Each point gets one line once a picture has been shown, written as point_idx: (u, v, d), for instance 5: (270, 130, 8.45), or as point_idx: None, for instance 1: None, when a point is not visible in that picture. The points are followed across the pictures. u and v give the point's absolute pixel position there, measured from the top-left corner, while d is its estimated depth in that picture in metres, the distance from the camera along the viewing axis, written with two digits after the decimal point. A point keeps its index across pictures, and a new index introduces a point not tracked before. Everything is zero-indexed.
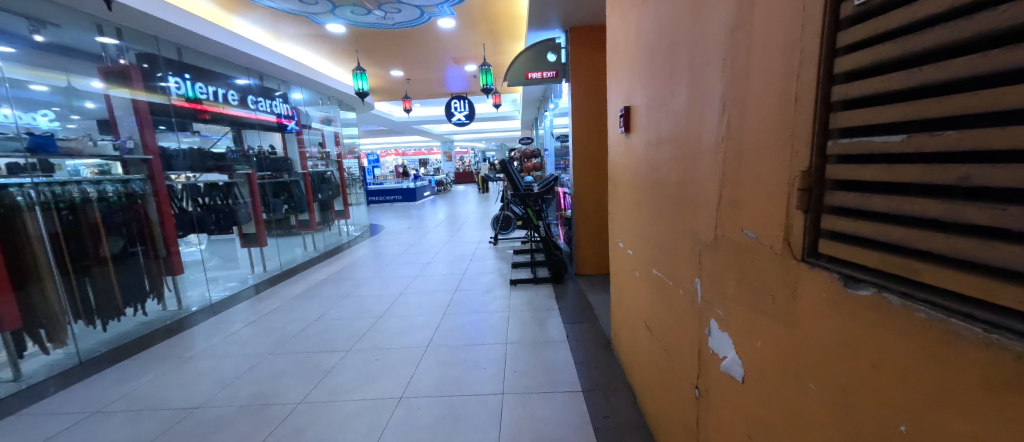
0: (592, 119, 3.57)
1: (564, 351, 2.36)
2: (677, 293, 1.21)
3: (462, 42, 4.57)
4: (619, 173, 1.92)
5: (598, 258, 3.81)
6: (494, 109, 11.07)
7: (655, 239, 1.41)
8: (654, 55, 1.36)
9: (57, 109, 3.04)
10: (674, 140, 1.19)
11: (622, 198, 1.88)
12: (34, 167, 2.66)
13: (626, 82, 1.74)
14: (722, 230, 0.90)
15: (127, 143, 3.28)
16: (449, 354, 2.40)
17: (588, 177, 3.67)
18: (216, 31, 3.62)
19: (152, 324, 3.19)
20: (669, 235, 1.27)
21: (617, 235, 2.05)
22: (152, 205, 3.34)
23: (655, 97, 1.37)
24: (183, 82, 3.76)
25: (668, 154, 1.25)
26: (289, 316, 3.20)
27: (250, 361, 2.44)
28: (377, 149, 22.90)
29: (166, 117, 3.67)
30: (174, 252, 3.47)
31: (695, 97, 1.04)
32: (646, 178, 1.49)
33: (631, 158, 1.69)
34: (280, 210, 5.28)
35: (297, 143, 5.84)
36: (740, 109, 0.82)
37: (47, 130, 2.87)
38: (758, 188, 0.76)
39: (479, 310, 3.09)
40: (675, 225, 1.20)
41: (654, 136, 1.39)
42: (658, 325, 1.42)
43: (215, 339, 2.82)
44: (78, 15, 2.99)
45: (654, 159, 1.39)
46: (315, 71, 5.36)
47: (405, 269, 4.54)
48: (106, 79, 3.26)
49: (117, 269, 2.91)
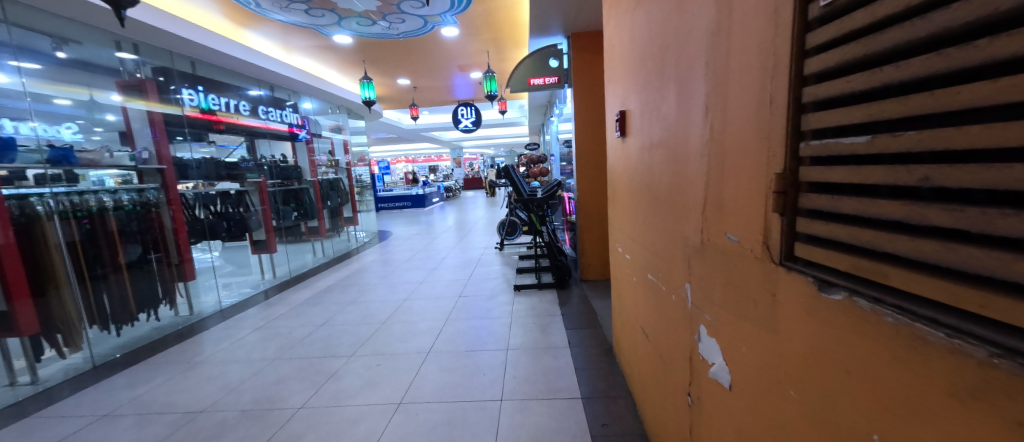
0: (596, 124, 3.57)
1: (566, 357, 2.34)
2: (670, 299, 1.20)
3: (466, 51, 4.64)
4: (617, 179, 1.91)
5: (603, 263, 3.79)
6: (501, 116, 11.14)
7: (650, 244, 1.40)
8: (645, 59, 1.36)
9: (80, 122, 3.14)
10: (664, 143, 1.19)
11: (621, 203, 1.87)
12: (58, 178, 2.77)
13: (622, 88, 1.74)
14: (708, 234, 0.89)
15: (142, 154, 3.37)
16: (451, 359, 2.41)
17: (592, 182, 3.66)
18: (228, 44, 3.73)
19: (165, 328, 3.27)
20: (661, 240, 1.26)
21: (616, 240, 2.04)
22: (166, 213, 3.44)
23: (647, 103, 1.37)
24: (196, 93, 3.91)
25: (659, 158, 1.25)
26: (296, 321, 3.25)
27: (255, 366, 2.48)
28: (387, 156, 23.31)
29: (180, 128, 3.82)
30: (187, 259, 3.53)
31: (682, 101, 1.03)
32: (641, 183, 1.48)
33: (627, 162, 1.68)
34: (290, 217, 5.40)
35: (307, 152, 5.99)
36: (721, 111, 0.81)
37: (70, 143, 3.00)
38: (737, 191, 0.76)
39: (483, 316, 3.09)
40: (666, 229, 1.20)
41: (646, 140, 1.39)
42: (654, 330, 1.40)
43: (223, 344, 2.88)
44: (98, 32, 3.13)
45: (648, 164, 1.39)
46: (325, 82, 5.49)
47: (411, 275, 4.58)
48: (124, 92, 3.37)
49: (131, 276, 3.01)
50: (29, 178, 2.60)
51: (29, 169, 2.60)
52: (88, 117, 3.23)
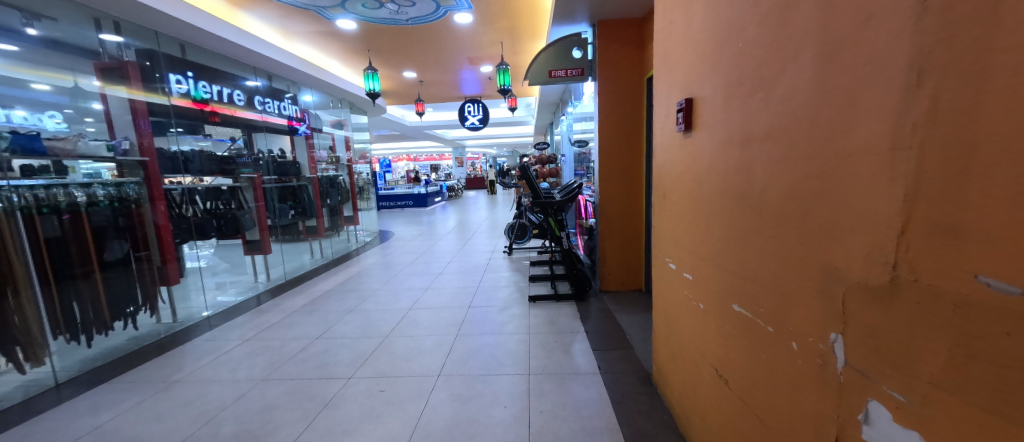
0: (621, 120, 3.27)
1: (597, 386, 2.04)
2: (785, 347, 0.90)
3: (478, 41, 4.32)
4: (670, 181, 1.61)
5: (625, 273, 3.48)
6: (508, 114, 10.82)
7: (739, 266, 1.09)
8: (740, 28, 1.04)
9: (67, 111, 2.81)
10: (778, 134, 0.89)
11: (675, 210, 1.56)
12: (47, 169, 2.54)
13: (687, 71, 1.43)
14: (912, 272, 0.58)
15: (122, 144, 3.02)
16: (465, 384, 2.11)
17: (615, 184, 3.36)
18: (221, 26, 3.40)
19: (143, 338, 2.96)
20: (767, 266, 0.96)
21: (665, 253, 1.74)
22: (149, 210, 3.12)
23: (742, 85, 1.06)
24: (185, 80, 3.53)
25: (766, 155, 0.93)
26: (288, 333, 2.94)
27: (239, 388, 2.16)
28: (389, 153, 23.04)
29: (166, 117, 3.43)
30: (170, 260, 3.25)
31: (833, 74, 0.72)
32: (721, 187, 1.17)
33: (694, 162, 1.37)
34: (287, 216, 5.11)
35: (306, 147, 5.68)
36: (970, 79, 0.50)
37: (53, 133, 2.65)
38: (1012, 211, 0.46)
39: (494, 331, 2.78)
40: (779, 252, 0.89)
41: (738, 133, 1.08)
42: (742, 377, 1.10)
43: (206, 360, 2.55)
44: (72, 6, 2.75)
45: (740, 162, 1.07)
46: (327, 73, 5.17)
47: (416, 280, 4.28)
48: (102, 76, 3.04)
49: (106, 280, 2.68)
50: (14, 168, 2.39)
51: (15, 159, 2.38)
52: (72, 105, 2.87)
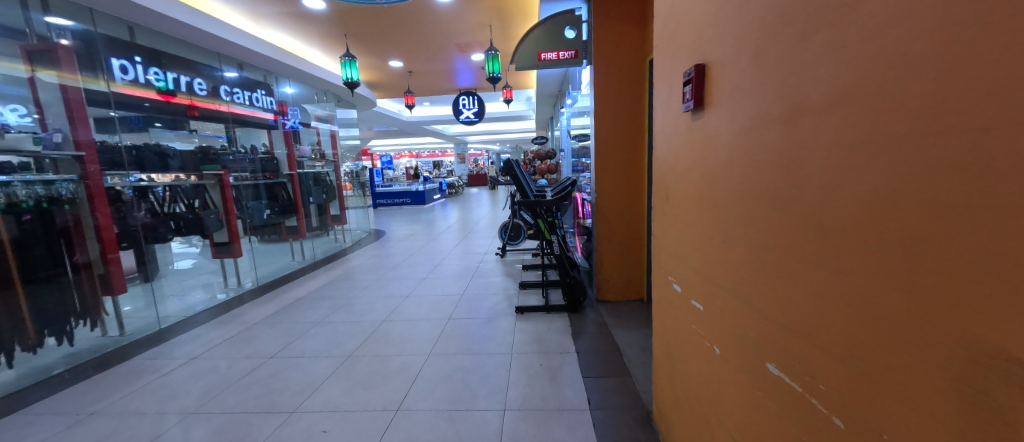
0: (619, 108, 2.89)
1: (584, 429, 1.67)
2: None
3: (465, 24, 3.94)
4: (675, 178, 1.23)
5: (625, 281, 3.10)
6: (506, 107, 10.43)
7: (777, 310, 0.72)
8: None
9: (33, 107, 2.58)
10: (866, 97, 0.51)
11: (681, 217, 1.19)
12: (28, 167, 2.50)
13: (697, 28, 1.05)
14: None
15: (54, 137, 2.66)
16: (428, 423, 1.76)
17: (613, 181, 2.97)
18: (172, 6, 3.03)
19: (82, 353, 2.63)
20: (834, 322, 0.58)
21: (667, 269, 1.36)
22: (88, 211, 2.73)
23: (785, 29, 0.68)
24: (132, 66, 3.21)
25: (842, 141, 0.55)
26: (241, 350, 2.60)
27: (160, 425, 1.83)
28: (389, 148, 22.72)
29: (105, 107, 3.05)
30: (116, 269, 2.85)
31: None
32: (750, 188, 0.79)
33: (705, 152, 1.00)
34: (259, 217, 4.78)
35: (284, 140, 5.26)
36: None
37: (12, 128, 2.46)
38: None
39: (472, 351, 2.42)
40: (868, 308, 0.52)
41: (780, 107, 0.70)
42: None
43: (138, 384, 2.22)
44: None
45: (781, 153, 0.69)
46: (306, 62, 4.82)
47: (397, 286, 3.93)
48: (31, 60, 2.58)
49: (30, 293, 2.34)
50: None
51: None
52: (25, 98, 2.55)
